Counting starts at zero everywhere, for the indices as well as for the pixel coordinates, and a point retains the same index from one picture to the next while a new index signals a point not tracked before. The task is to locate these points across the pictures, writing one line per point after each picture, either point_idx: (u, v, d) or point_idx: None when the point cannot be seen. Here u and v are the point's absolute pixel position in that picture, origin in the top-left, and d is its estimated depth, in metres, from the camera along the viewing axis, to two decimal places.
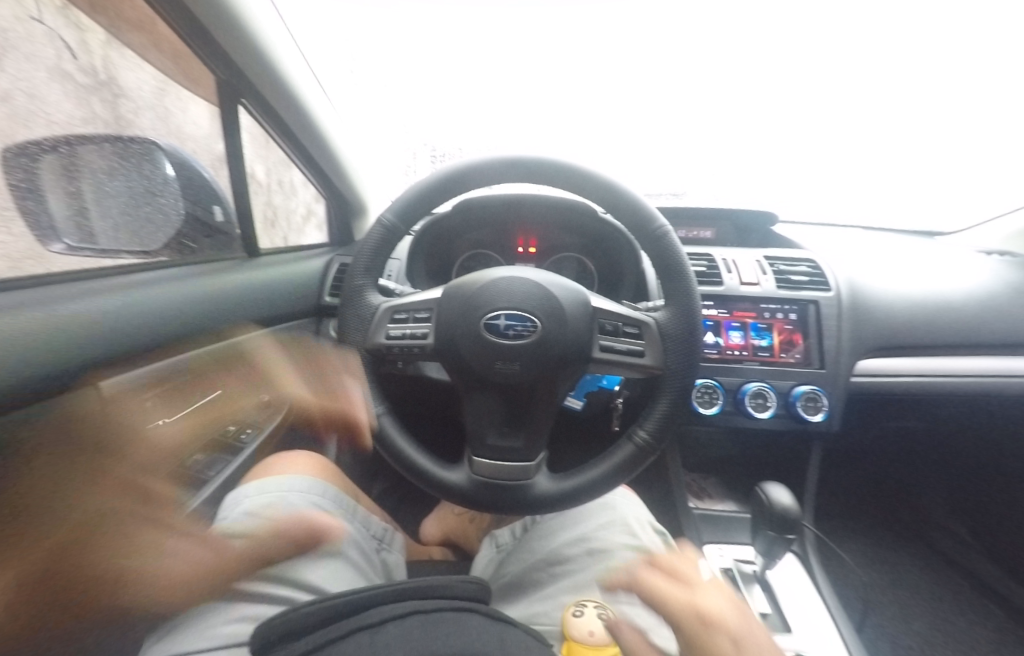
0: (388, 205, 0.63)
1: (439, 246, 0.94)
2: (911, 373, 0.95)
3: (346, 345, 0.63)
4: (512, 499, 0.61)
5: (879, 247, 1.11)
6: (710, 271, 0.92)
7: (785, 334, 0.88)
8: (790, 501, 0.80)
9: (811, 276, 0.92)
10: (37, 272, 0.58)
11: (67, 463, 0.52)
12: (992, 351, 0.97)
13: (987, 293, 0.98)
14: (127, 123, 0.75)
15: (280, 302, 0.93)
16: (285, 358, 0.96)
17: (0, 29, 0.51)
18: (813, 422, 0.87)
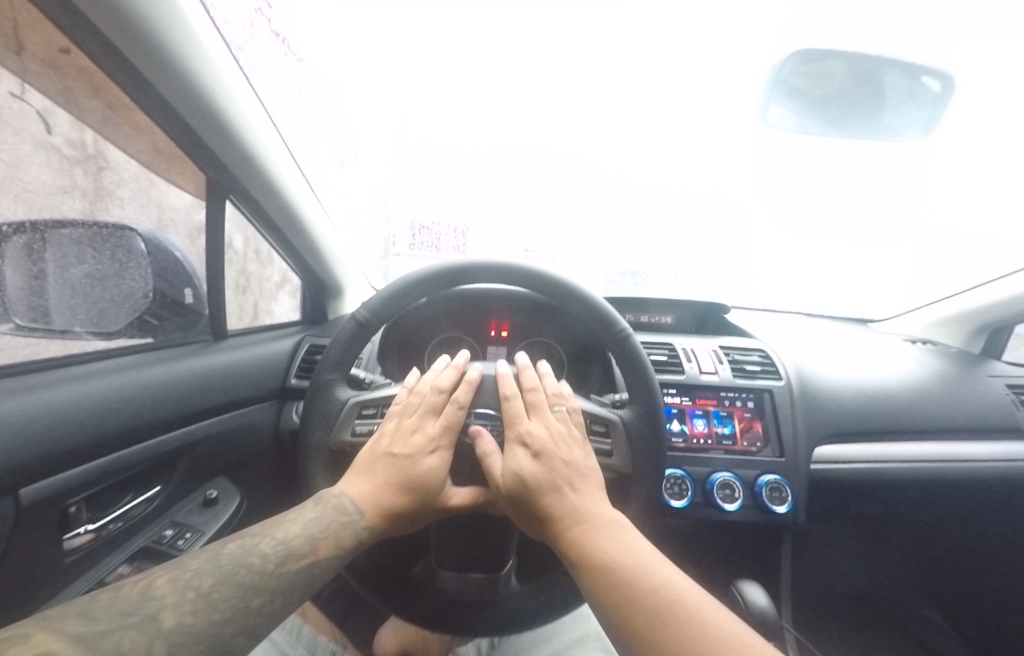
0: (363, 301, 0.65)
1: (414, 331, 0.96)
2: (865, 459, 0.98)
3: (308, 441, 0.61)
4: (476, 618, 0.59)
5: (820, 335, 1.21)
6: (671, 360, 0.98)
7: (745, 421, 0.92)
8: (767, 602, 0.77)
9: (763, 365, 0.99)
10: None
11: None
12: (931, 435, 1.03)
13: (917, 379, 1.08)
14: (106, 194, 0.77)
15: (244, 386, 0.89)
16: (238, 445, 0.90)
17: None
18: (779, 514, 0.86)
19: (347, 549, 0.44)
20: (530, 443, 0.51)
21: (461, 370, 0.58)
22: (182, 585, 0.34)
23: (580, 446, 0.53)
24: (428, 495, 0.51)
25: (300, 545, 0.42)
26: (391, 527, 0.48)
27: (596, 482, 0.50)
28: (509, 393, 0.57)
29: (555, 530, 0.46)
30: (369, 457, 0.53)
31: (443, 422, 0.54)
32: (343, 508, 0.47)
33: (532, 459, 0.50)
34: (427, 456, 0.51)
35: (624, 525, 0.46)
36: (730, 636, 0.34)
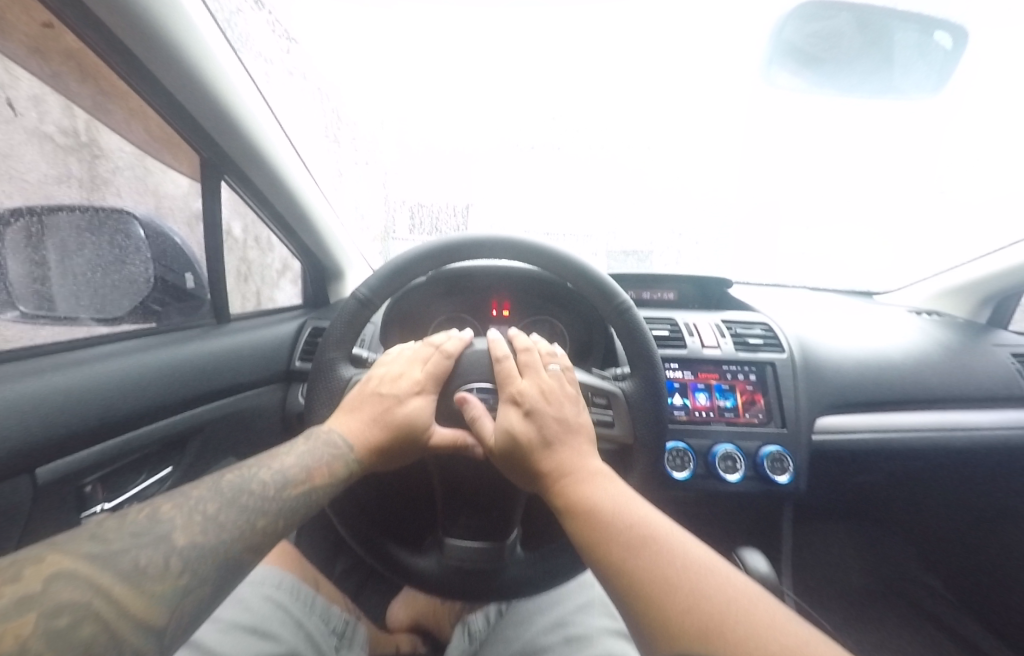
0: (362, 280, 0.65)
1: (415, 311, 0.95)
2: (868, 429, 0.99)
3: (313, 418, 0.62)
4: (484, 585, 0.61)
5: (824, 308, 1.20)
6: (673, 335, 0.98)
7: (747, 394, 0.92)
8: (767, 568, 0.79)
9: (766, 338, 0.98)
10: None
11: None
12: (934, 405, 1.03)
13: (921, 350, 1.07)
14: (102, 183, 0.77)
15: (249, 370, 0.90)
16: (246, 427, 0.92)
17: None
18: (780, 483, 0.88)
19: (340, 477, 0.47)
20: (522, 402, 0.51)
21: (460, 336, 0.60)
22: (188, 508, 0.35)
23: (572, 402, 0.53)
24: (409, 437, 0.52)
25: (297, 473, 0.44)
26: (377, 459, 0.52)
27: (586, 436, 0.51)
28: (501, 355, 0.57)
29: (543, 481, 0.47)
30: (357, 397, 0.55)
31: (429, 370, 0.56)
32: (333, 442, 0.49)
33: (523, 418, 0.50)
34: (410, 399, 0.54)
35: (610, 475, 0.47)
36: (707, 565, 0.34)
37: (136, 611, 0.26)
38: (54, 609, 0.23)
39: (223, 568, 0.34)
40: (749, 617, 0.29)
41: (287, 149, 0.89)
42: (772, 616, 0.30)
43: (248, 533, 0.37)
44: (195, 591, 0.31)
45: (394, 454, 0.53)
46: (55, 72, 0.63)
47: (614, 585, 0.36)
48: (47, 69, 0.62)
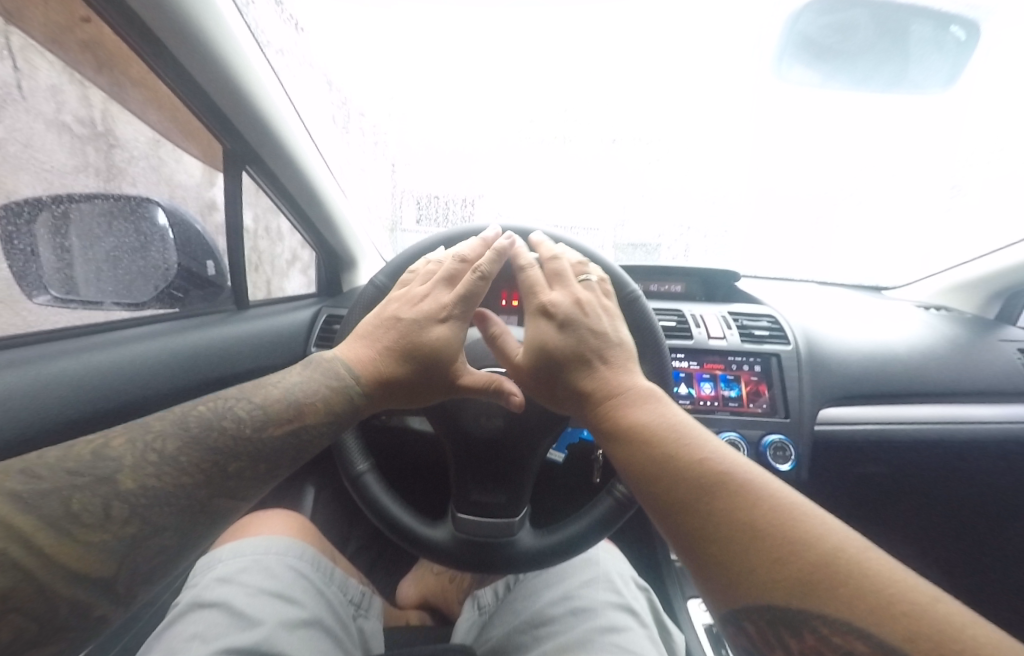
0: (379, 268, 0.67)
1: None
2: (871, 421, 1.00)
3: None
4: (497, 558, 0.64)
5: (831, 302, 1.21)
6: (680, 326, 0.99)
7: (751, 385, 0.94)
8: None
9: (772, 330, 1.00)
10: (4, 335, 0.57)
11: None
12: (939, 399, 1.05)
13: (927, 344, 1.08)
14: (119, 172, 0.79)
15: (267, 354, 0.93)
16: None
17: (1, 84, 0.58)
18: (782, 471, 0.90)
19: (336, 410, 0.49)
20: (554, 312, 0.53)
21: (485, 244, 0.60)
22: (139, 447, 0.39)
23: (607, 319, 0.55)
24: (430, 365, 0.53)
25: (278, 408, 0.47)
26: (392, 380, 0.52)
27: (627, 355, 0.53)
28: (527, 266, 0.59)
29: (586, 395, 0.50)
30: (375, 324, 0.56)
31: (458, 289, 0.55)
32: (336, 370, 0.52)
33: (558, 331, 0.52)
34: (433, 321, 0.53)
35: (659, 395, 0.48)
36: (790, 503, 0.34)
37: (65, 561, 0.31)
38: None
39: (183, 509, 0.39)
40: (845, 563, 0.29)
41: (303, 139, 0.91)
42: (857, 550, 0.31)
43: (210, 473, 0.41)
44: (145, 539, 0.36)
45: (419, 389, 0.54)
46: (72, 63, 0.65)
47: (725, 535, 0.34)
48: (66, 60, 0.64)
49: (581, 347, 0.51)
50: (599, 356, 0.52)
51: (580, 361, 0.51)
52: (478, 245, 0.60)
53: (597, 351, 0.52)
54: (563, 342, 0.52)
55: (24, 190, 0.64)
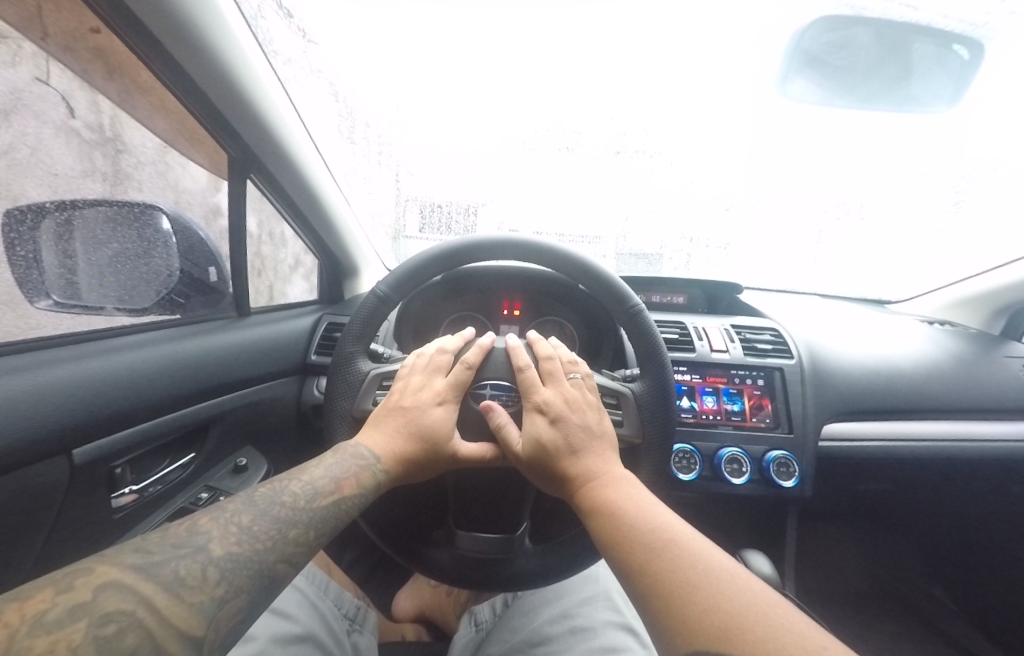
0: (380, 277, 0.67)
1: (425, 312, 0.97)
2: (877, 437, 0.99)
3: (332, 409, 0.65)
4: (493, 577, 0.63)
5: (835, 315, 1.20)
6: (682, 339, 0.99)
7: (754, 399, 0.93)
8: (770, 569, 0.81)
9: (775, 344, 0.99)
10: (14, 339, 0.58)
11: (27, 520, 0.53)
12: (944, 415, 1.03)
13: (931, 359, 1.07)
14: (126, 177, 0.79)
15: (267, 361, 0.93)
16: (265, 418, 0.95)
17: (15, 92, 0.59)
18: (786, 488, 0.88)
19: (368, 488, 0.47)
20: (547, 409, 0.54)
21: (467, 339, 0.63)
22: (224, 521, 0.37)
23: (594, 410, 0.56)
24: (434, 447, 0.53)
25: (326, 484, 0.45)
26: (407, 469, 0.52)
27: (608, 442, 0.54)
28: (523, 364, 0.59)
29: (570, 483, 0.50)
30: (380, 413, 0.56)
31: (450, 378, 0.57)
32: (362, 453, 0.51)
33: (549, 425, 0.52)
34: (433, 409, 0.55)
35: (633, 481, 0.49)
36: (722, 567, 0.36)
37: (176, 622, 0.27)
38: (101, 617, 0.25)
39: (259, 579, 0.35)
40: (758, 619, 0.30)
41: (309, 147, 0.92)
42: (758, 601, 0.32)
43: (281, 545, 0.38)
44: (230, 604, 0.31)
45: (418, 470, 0.53)
46: (84, 69, 0.66)
47: (652, 595, 0.36)
48: (77, 66, 0.65)
49: (569, 438, 0.52)
50: (587, 447, 0.51)
51: (572, 451, 0.51)
52: (463, 336, 0.63)
53: (577, 443, 0.51)
54: (556, 435, 0.52)
55: (31, 196, 0.64)
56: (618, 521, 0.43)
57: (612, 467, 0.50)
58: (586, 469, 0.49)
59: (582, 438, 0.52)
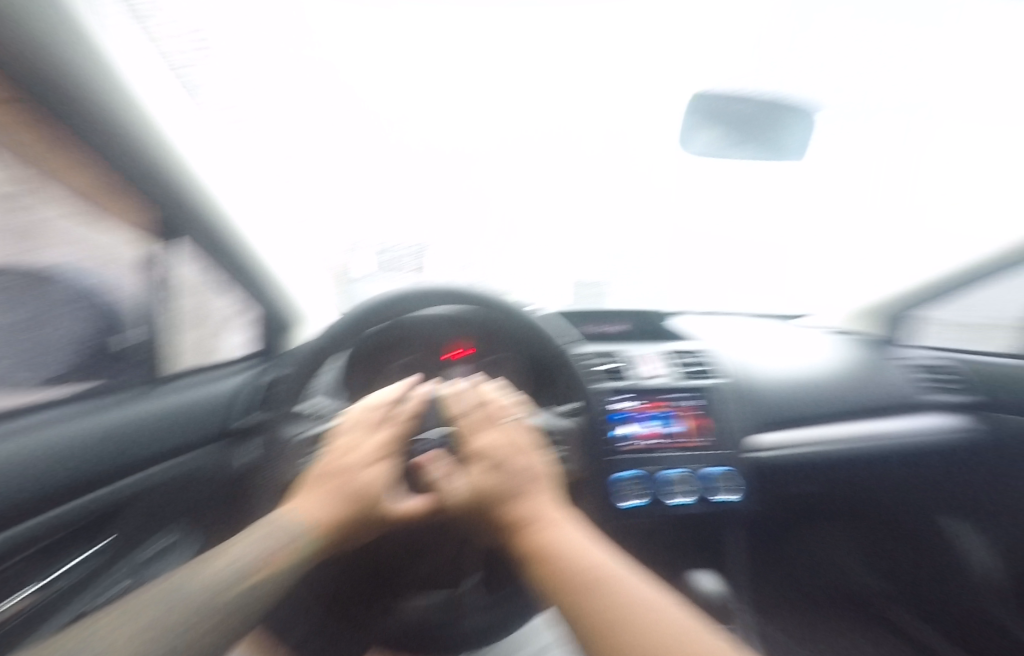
0: (314, 335, 0.68)
1: (371, 356, 0.91)
2: (800, 444, 1.09)
3: (264, 475, 0.66)
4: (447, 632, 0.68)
5: (754, 333, 1.33)
6: (621, 367, 1.02)
7: (691, 420, 0.99)
8: (718, 585, 0.86)
9: (703, 366, 1.07)
10: None
11: None
12: (843, 418, 1.18)
13: (833, 368, 1.21)
14: (30, 240, 0.75)
15: (191, 428, 0.90)
16: (199, 488, 0.90)
17: None
18: (729, 501, 0.96)
19: (293, 563, 0.43)
20: (485, 455, 0.54)
21: (404, 391, 0.64)
22: (127, 618, 0.32)
23: (533, 450, 0.57)
24: (369, 509, 0.48)
25: (249, 565, 0.42)
26: (339, 540, 0.47)
27: (548, 482, 0.55)
28: (459, 413, 0.62)
29: (513, 529, 0.48)
30: (313, 476, 0.53)
31: (387, 432, 0.56)
32: (287, 524, 0.46)
33: (489, 471, 0.53)
34: (368, 468, 0.51)
35: (571, 518, 0.50)
36: (650, 593, 0.37)
37: None
38: None
39: None
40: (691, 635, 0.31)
41: None
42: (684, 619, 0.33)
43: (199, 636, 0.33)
44: None
45: (351, 537, 0.49)
46: None
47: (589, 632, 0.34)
48: None
49: (510, 481, 0.51)
50: (528, 489, 0.51)
51: (515, 495, 0.50)
52: (400, 389, 0.64)
53: (519, 486, 0.51)
54: (496, 481, 0.51)
55: None
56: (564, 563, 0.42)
57: (553, 507, 0.51)
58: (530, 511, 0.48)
59: (523, 479, 0.52)
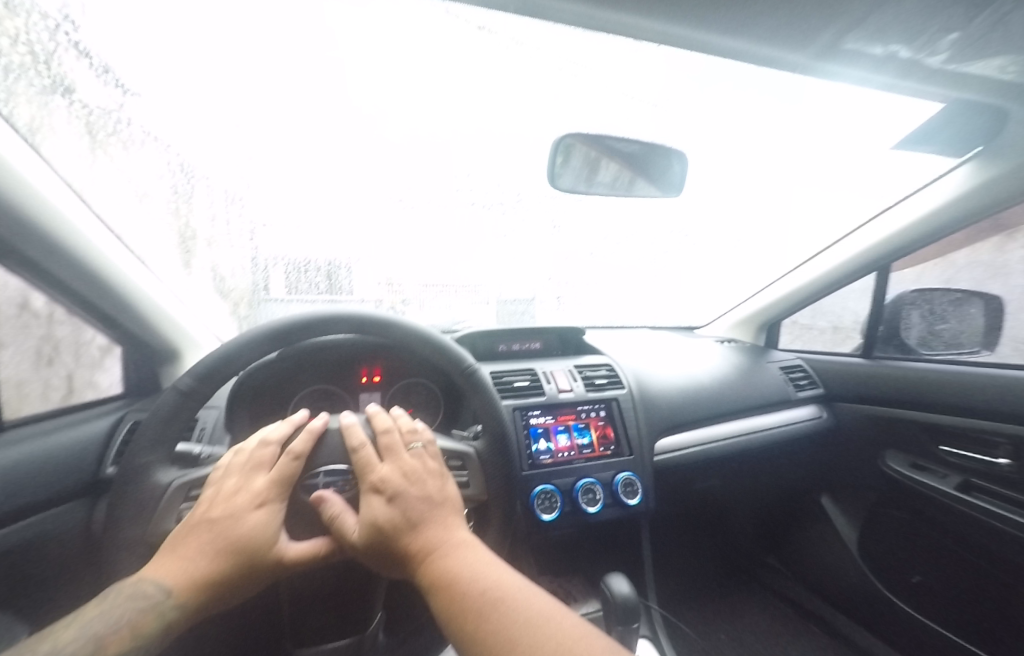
0: (185, 368, 0.59)
1: (267, 391, 0.84)
2: (698, 443, 1.20)
3: (117, 539, 0.55)
4: None
5: (656, 344, 1.46)
6: (533, 384, 1.06)
7: (599, 429, 1.05)
8: (628, 588, 0.90)
9: (609, 378, 1.15)
10: None
11: None
12: (737, 415, 1.30)
13: (721, 373, 1.37)
14: None
15: (48, 478, 0.71)
16: (54, 559, 0.73)
17: None
18: (633, 505, 1.00)
19: (148, 636, 0.38)
20: (384, 488, 0.53)
21: (294, 425, 0.59)
22: None
23: (435, 477, 0.57)
24: (251, 558, 0.46)
25: (82, 645, 0.35)
26: (212, 599, 0.43)
27: (451, 508, 0.55)
28: (358, 444, 0.59)
29: (411, 561, 0.47)
30: (180, 532, 0.47)
31: (274, 473, 0.52)
32: (143, 592, 0.40)
33: (387, 504, 0.51)
34: (252, 513, 0.48)
35: (472, 542, 0.50)
36: (539, 615, 0.38)
37: None
38: None
39: None
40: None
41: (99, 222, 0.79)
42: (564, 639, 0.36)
43: None
44: None
45: (229, 595, 0.45)
46: None
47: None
48: None
49: (410, 512, 0.51)
50: (428, 517, 0.51)
51: (414, 526, 0.49)
52: (291, 422, 0.59)
53: (418, 517, 0.50)
54: (395, 513, 0.50)
55: None
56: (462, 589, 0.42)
57: (454, 533, 0.50)
58: (429, 540, 0.48)
59: (423, 508, 0.52)
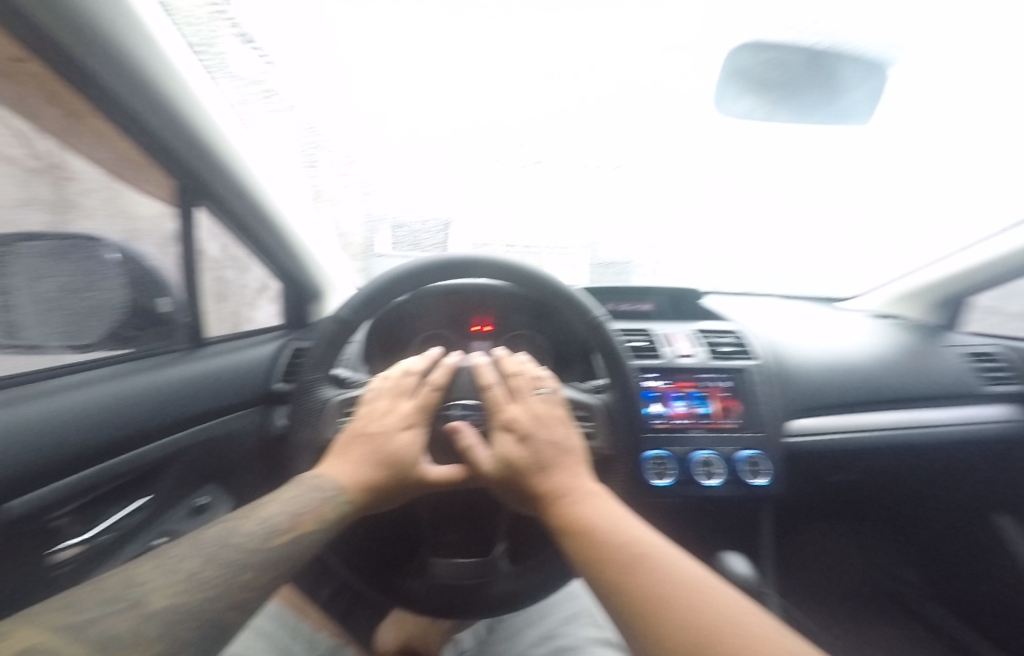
0: (342, 301, 0.66)
1: (396, 330, 0.92)
2: (840, 429, 1.04)
3: (296, 440, 0.65)
4: (473, 601, 0.67)
5: (791, 314, 1.27)
6: (648, 346, 1.01)
7: (723, 401, 0.95)
8: (747, 569, 0.84)
9: (736, 346, 1.03)
10: None
11: None
12: (894, 405, 1.10)
13: (877, 352, 1.14)
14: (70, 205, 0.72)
15: (223, 394, 0.88)
16: (231, 449, 0.92)
17: None
18: (757, 485, 0.91)
19: (330, 523, 0.44)
20: (514, 428, 0.54)
21: (432, 360, 0.62)
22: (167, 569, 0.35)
23: (562, 424, 0.56)
24: (400, 473, 0.50)
25: (282, 521, 0.42)
26: (371, 502, 0.48)
27: (579, 457, 0.53)
28: (488, 383, 0.60)
29: (540, 501, 0.48)
30: (345, 439, 0.53)
31: (417, 401, 0.55)
32: (321, 485, 0.47)
33: (518, 444, 0.52)
34: (400, 433, 0.52)
35: (603, 494, 0.49)
36: (699, 577, 0.35)
37: None
38: None
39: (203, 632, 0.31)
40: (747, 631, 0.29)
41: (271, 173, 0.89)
42: (735, 608, 0.32)
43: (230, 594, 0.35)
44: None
45: (383, 500, 0.50)
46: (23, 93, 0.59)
47: (632, 614, 0.33)
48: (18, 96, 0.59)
49: (539, 455, 0.51)
50: (557, 464, 0.51)
51: (544, 469, 0.50)
52: (427, 357, 0.62)
53: (548, 461, 0.51)
54: (524, 455, 0.51)
55: None
56: (600, 538, 0.41)
57: (583, 482, 0.50)
58: (558, 485, 0.48)
59: (552, 454, 0.51)
